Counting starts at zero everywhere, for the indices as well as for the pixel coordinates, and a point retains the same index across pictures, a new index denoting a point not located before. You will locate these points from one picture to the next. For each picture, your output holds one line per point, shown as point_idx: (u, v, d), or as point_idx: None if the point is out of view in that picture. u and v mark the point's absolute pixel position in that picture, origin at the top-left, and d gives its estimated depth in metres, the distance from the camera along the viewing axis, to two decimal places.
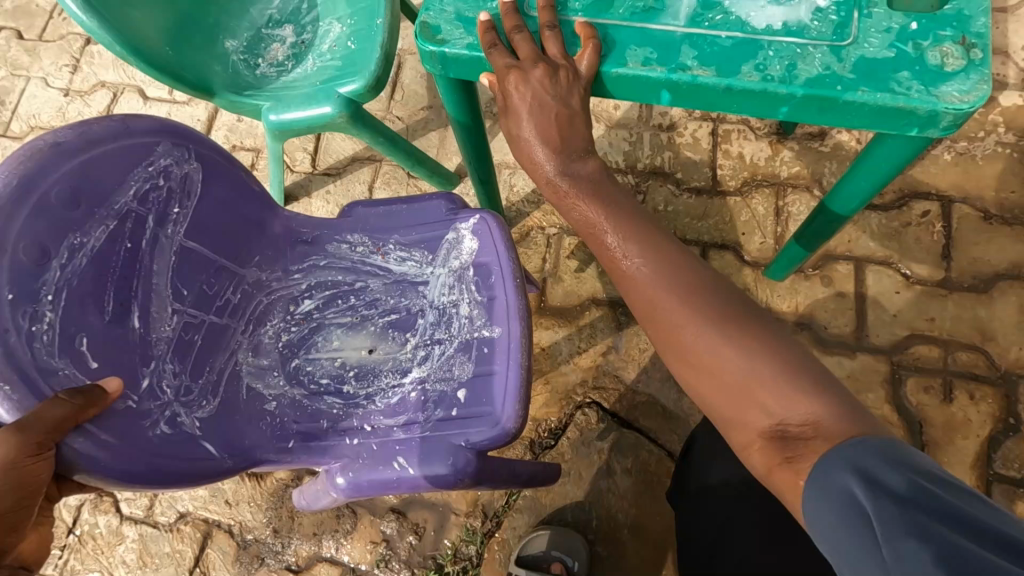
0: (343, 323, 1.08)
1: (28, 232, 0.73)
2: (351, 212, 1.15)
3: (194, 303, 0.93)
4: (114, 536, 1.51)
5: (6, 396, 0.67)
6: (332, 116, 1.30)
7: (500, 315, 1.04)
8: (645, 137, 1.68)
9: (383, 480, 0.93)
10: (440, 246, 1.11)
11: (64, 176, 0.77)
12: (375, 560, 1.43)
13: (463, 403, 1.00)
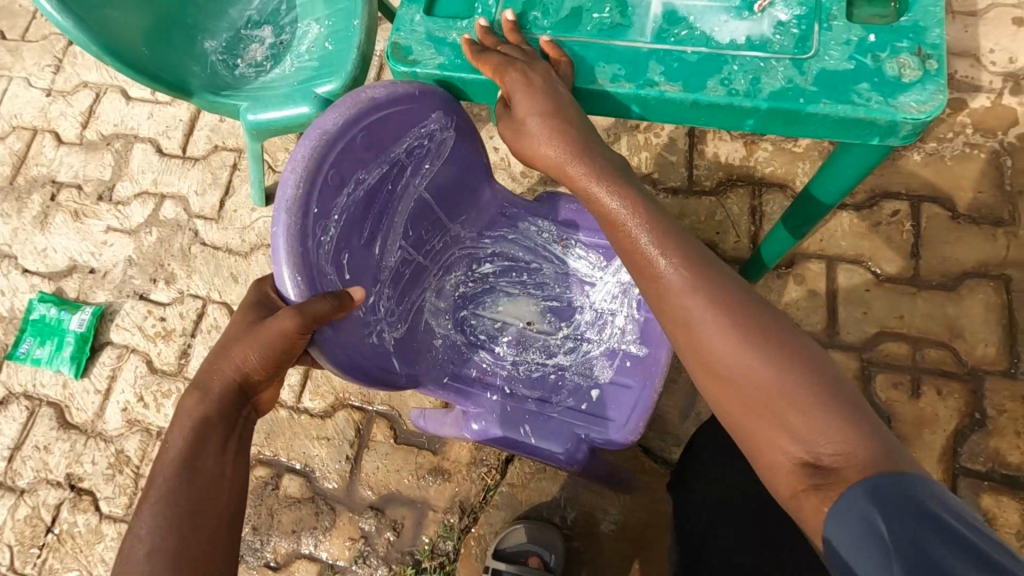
0: (513, 291, 1.17)
1: (327, 162, 0.82)
2: (547, 198, 1.19)
3: (413, 244, 1.05)
4: (94, 534, 1.54)
5: (296, 280, 0.80)
6: (309, 116, 1.31)
7: (652, 339, 1.10)
8: (622, 138, 1.70)
9: (507, 436, 1.08)
10: (616, 257, 1.15)
11: (366, 119, 0.86)
12: (352, 557, 1.44)
13: (594, 402, 1.09)
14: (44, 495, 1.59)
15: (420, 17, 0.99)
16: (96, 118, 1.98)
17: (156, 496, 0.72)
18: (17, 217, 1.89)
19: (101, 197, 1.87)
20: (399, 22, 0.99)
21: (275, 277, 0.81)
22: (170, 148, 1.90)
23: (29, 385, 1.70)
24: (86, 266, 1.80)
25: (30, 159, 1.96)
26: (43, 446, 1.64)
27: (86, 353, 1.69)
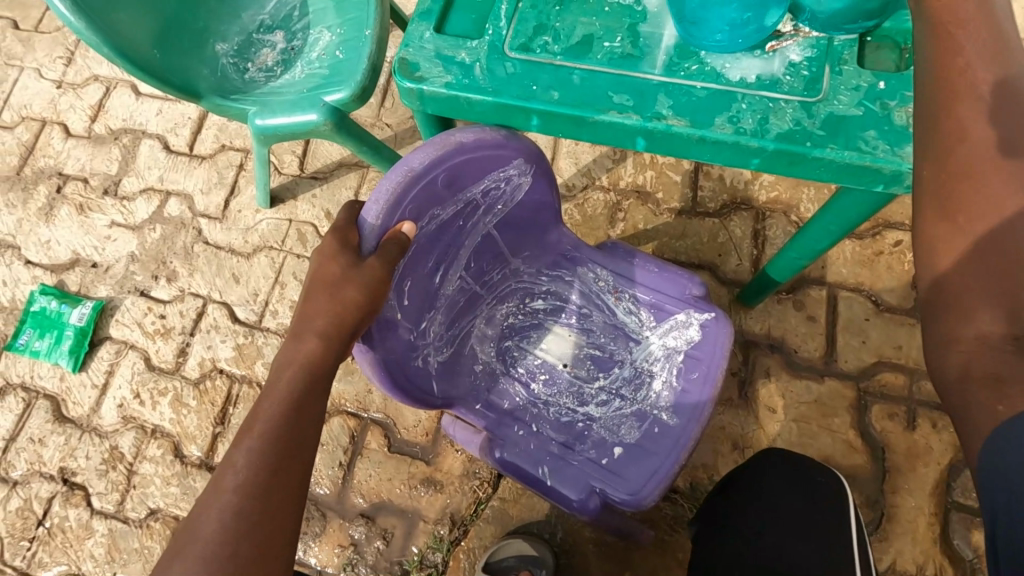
0: (559, 330, 1.29)
1: (410, 199, 0.93)
2: (612, 247, 1.27)
3: (471, 275, 1.22)
4: (84, 530, 1.55)
5: (380, 205, 0.90)
6: (316, 123, 1.33)
7: (684, 410, 1.15)
8: (628, 156, 1.70)
9: (528, 475, 1.14)
10: (667, 320, 1.22)
11: (447, 165, 0.95)
12: (341, 564, 1.44)
13: (615, 458, 1.15)
14: (37, 487, 1.60)
15: (430, 34, 1.00)
16: (105, 113, 1.98)
17: (259, 430, 0.81)
18: (22, 207, 1.89)
19: (106, 192, 1.88)
20: (408, 39, 1.00)
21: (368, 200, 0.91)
22: (177, 146, 1.91)
23: (26, 377, 1.71)
24: (88, 260, 1.80)
25: (38, 151, 1.96)
26: (38, 439, 1.64)
27: (84, 347, 1.69)
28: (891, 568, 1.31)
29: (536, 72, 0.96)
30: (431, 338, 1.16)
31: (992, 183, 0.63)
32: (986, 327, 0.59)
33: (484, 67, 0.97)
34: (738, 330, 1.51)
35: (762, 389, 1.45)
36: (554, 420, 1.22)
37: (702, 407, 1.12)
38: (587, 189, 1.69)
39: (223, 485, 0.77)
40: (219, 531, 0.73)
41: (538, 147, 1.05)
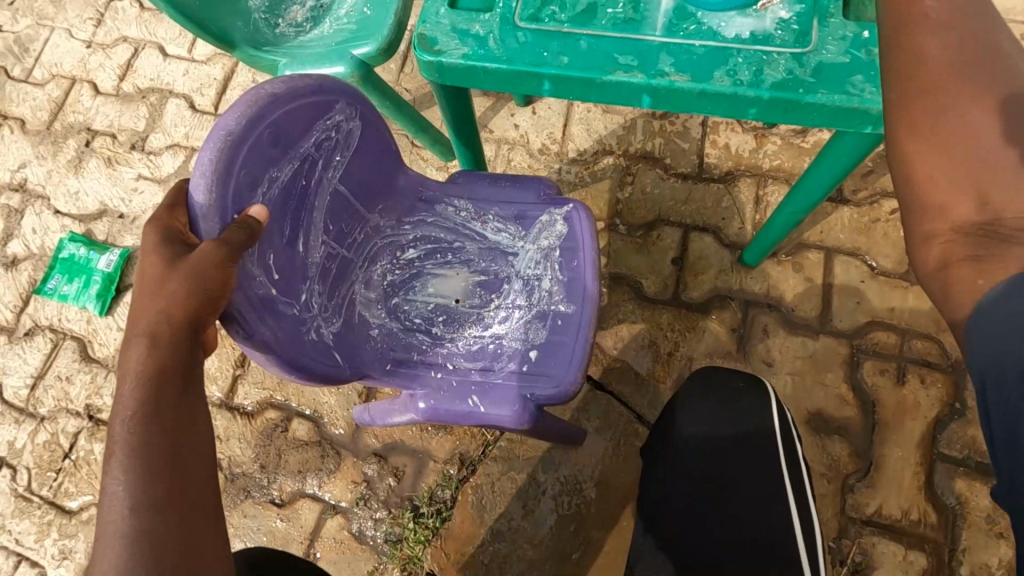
0: (437, 271, 1.34)
1: (243, 159, 0.92)
2: (457, 180, 1.39)
3: (334, 239, 1.18)
4: None
5: (204, 177, 0.87)
6: (343, 76, 1.40)
7: (577, 296, 1.28)
8: (638, 124, 1.77)
9: (458, 411, 1.18)
10: (532, 226, 1.35)
11: (266, 121, 0.96)
12: (354, 499, 1.52)
13: (535, 361, 1.24)
14: (64, 423, 1.67)
15: (445, 9, 0.99)
16: (133, 72, 2.05)
17: (124, 449, 0.75)
18: (52, 159, 1.97)
19: (134, 146, 1.95)
20: (425, 15, 0.99)
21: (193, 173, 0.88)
22: (202, 105, 1.98)
23: (54, 319, 1.78)
24: (116, 210, 1.87)
25: (68, 107, 2.03)
26: (65, 377, 1.72)
27: (111, 292, 1.77)
28: (877, 513, 1.37)
29: (547, 40, 0.95)
30: (319, 305, 1.12)
31: (946, 90, 0.72)
32: (961, 218, 0.68)
33: (497, 39, 0.96)
34: (738, 289, 1.58)
35: (759, 344, 1.53)
36: (466, 351, 1.27)
37: (588, 288, 1.27)
38: (598, 154, 1.76)
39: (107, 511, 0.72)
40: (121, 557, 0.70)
41: (346, 85, 1.11)
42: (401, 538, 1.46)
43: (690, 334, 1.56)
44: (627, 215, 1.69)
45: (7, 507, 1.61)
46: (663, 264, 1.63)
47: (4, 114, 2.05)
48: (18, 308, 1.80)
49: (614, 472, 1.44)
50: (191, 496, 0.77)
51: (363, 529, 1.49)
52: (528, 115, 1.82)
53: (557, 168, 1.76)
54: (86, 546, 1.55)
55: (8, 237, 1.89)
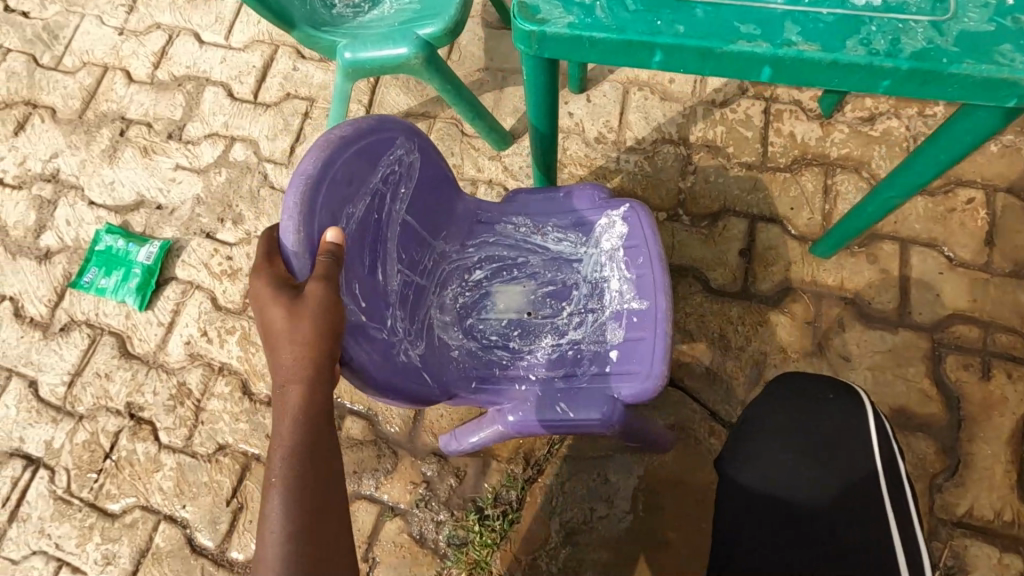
0: (505, 288, 1.25)
1: (323, 202, 0.87)
2: (513, 198, 1.31)
3: (409, 266, 1.11)
4: (152, 463, 1.55)
5: (295, 228, 0.83)
6: (407, 57, 1.34)
7: (648, 289, 1.19)
8: (698, 112, 1.72)
9: (550, 421, 1.10)
10: (593, 230, 1.26)
11: (340, 165, 0.91)
12: (414, 500, 1.45)
13: (616, 361, 1.16)
14: (104, 422, 1.60)
15: None
16: (168, 59, 1.98)
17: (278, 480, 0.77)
18: (85, 149, 1.90)
19: (171, 136, 1.88)
20: None
21: (280, 222, 0.84)
22: (241, 93, 1.91)
23: (91, 314, 1.71)
24: (153, 201, 1.80)
25: (100, 96, 1.96)
26: (104, 373, 1.65)
27: (151, 286, 1.70)
28: (967, 514, 1.31)
29: (660, 8, 0.87)
30: (402, 335, 1.03)
31: None
32: None
33: (605, 7, 0.88)
34: (811, 281, 1.52)
35: (836, 338, 1.47)
36: (545, 361, 1.19)
37: (660, 281, 1.18)
38: (658, 143, 1.70)
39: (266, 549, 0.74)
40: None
41: (404, 121, 1.05)
42: (466, 541, 1.40)
43: (762, 329, 1.50)
44: (690, 205, 1.63)
45: (45, 510, 1.54)
46: (730, 256, 1.57)
47: (33, 102, 1.98)
48: (52, 302, 1.73)
49: (689, 472, 1.38)
50: (337, 535, 0.77)
51: (425, 532, 1.43)
52: (583, 102, 1.76)
53: (615, 157, 1.70)
54: (131, 551, 1.48)
55: (40, 229, 1.82)
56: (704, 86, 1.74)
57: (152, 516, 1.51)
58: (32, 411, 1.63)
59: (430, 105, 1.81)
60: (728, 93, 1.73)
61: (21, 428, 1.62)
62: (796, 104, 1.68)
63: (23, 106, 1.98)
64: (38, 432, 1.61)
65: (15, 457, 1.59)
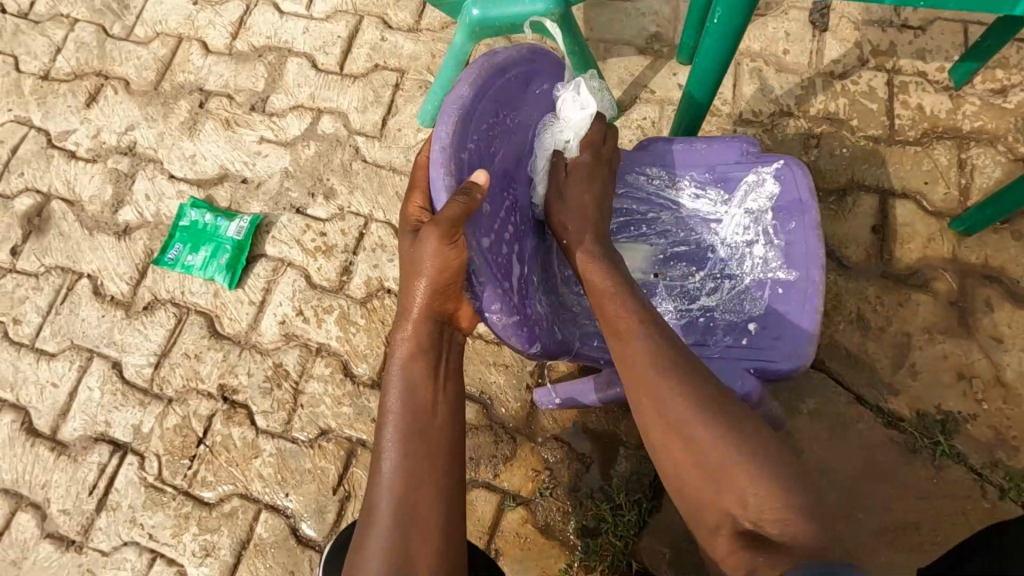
0: (631, 245, 1.12)
1: (473, 137, 0.81)
2: (651, 145, 1.14)
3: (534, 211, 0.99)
4: (249, 449, 1.46)
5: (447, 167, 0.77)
6: (543, 14, 1.25)
7: (800, 260, 1.04)
8: (816, 83, 1.64)
9: None
10: (738, 186, 1.09)
11: (491, 94, 0.85)
12: (536, 489, 1.36)
13: (755, 334, 1.03)
14: (195, 405, 1.51)
15: None
16: (247, 29, 1.89)
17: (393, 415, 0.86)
18: (163, 121, 1.80)
19: (254, 107, 1.79)
20: None
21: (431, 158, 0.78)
22: (327, 64, 1.82)
23: (177, 292, 1.61)
24: (238, 175, 1.72)
25: (177, 67, 1.87)
26: (193, 354, 1.55)
27: (241, 263, 1.61)
28: None
29: None
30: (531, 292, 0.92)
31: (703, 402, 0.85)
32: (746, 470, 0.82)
33: None
34: (952, 259, 1.44)
35: (984, 318, 1.38)
36: (672, 325, 1.07)
37: (815, 251, 1.04)
38: (776, 116, 1.62)
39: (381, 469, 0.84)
40: (391, 509, 0.80)
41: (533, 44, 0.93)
42: (598, 531, 1.31)
43: (903, 308, 1.41)
44: (816, 180, 1.55)
45: (136, 498, 1.44)
46: (862, 233, 1.49)
47: (105, 73, 1.88)
48: (134, 280, 1.63)
49: (838, 458, 1.31)
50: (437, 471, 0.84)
51: (551, 522, 1.34)
52: None
53: (731, 130, 1.62)
54: (232, 542, 1.39)
55: (117, 204, 1.72)
56: (821, 57, 1.66)
57: (252, 505, 1.41)
58: (117, 394, 1.53)
59: None
60: (847, 64, 1.65)
61: (106, 412, 1.52)
62: (921, 75, 1.61)
63: (93, 77, 1.88)
64: (125, 416, 1.51)
65: (101, 442, 1.50)
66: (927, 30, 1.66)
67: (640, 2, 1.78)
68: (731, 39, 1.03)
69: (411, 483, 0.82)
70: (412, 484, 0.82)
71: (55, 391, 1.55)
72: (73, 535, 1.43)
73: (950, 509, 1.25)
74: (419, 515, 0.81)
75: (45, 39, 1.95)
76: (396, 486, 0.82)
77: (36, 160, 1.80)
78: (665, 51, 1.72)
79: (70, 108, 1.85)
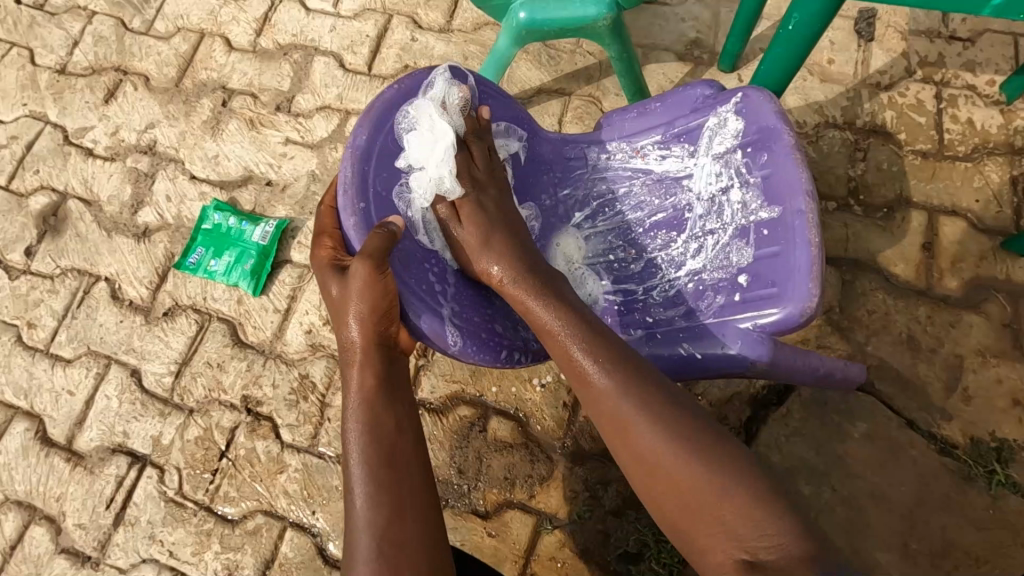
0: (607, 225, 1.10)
1: (374, 170, 0.91)
2: (607, 120, 1.13)
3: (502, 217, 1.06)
4: (275, 463, 1.40)
5: (357, 209, 0.88)
6: (596, 19, 1.21)
7: (779, 192, 0.96)
8: (863, 94, 1.59)
9: (673, 363, 0.95)
10: (701, 135, 1.05)
11: (390, 130, 0.94)
12: (575, 512, 1.31)
13: (747, 287, 0.96)
14: (218, 416, 1.45)
15: None
16: (272, 26, 1.84)
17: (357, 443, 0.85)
18: (185, 120, 1.75)
19: (279, 107, 1.73)
20: None
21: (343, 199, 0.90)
22: (355, 64, 1.76)
23: (198, 298, 1.56)
24: (263, 177, 1.66)
25: (199, 63, 1.81)
26: (216, 363, 1.49)
27: (266, 269, 1.55)
28: None
29: None
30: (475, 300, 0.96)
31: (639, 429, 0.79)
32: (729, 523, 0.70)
33: None
34: (1005, 279, 1.40)
35: None
36: (661, 298, 1.02)
37: (796, 176, 0.94)
38: (821, 127, 1.57)
39: (353, 506, 0.80)
40: (371, 541, 0.76)
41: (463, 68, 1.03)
42: (639, 557, 1.26)
43: (955, 329, 1.36)
44: (863, 194, 1.50)
45: (155, 513, 1.39)
46: (911, 250, 1.44)
47: (125, 69, 1.82)
48: (154, 285, 1.58)
49: (891, 486, 1.26)
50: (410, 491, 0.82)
51: (589, 546, 1.29)
52: (735, 82, 1.63)
53: None
54: (256, 562, 1.34)
55: (137, 204, 1.66)
56: (867, 68, 1.61)
57: (277, 523, 1.36)
58: (136, 404, 1.48)
59: (564, 81, 1.68)
60: (894, 74, 1.60)
61: (124, 422, 1.46)
62: (970, 89, 1.56)
63: (112, 72, 1.82)
64: (144, 426, 1.46)
65: (118, 454, 1.44)
66: (976, 42, 1.61)
67: (679, 7, 1.73)
68: (802, 48, 0.99)
69: (391, 514, 0.79)
70: (390, 514, 0.79)
71: (71, 400, 1.50)
72: (89, 551, 1.38)
73: (1009, 542, 1.21)
74: (403, 547, 0.77)
75: (62, 32, 1.89)
76: (372, 511, 0.79)
77: (52, 158, 1.74)
78: (706, 57, 1.67)
79: (87, 104, 1.79)
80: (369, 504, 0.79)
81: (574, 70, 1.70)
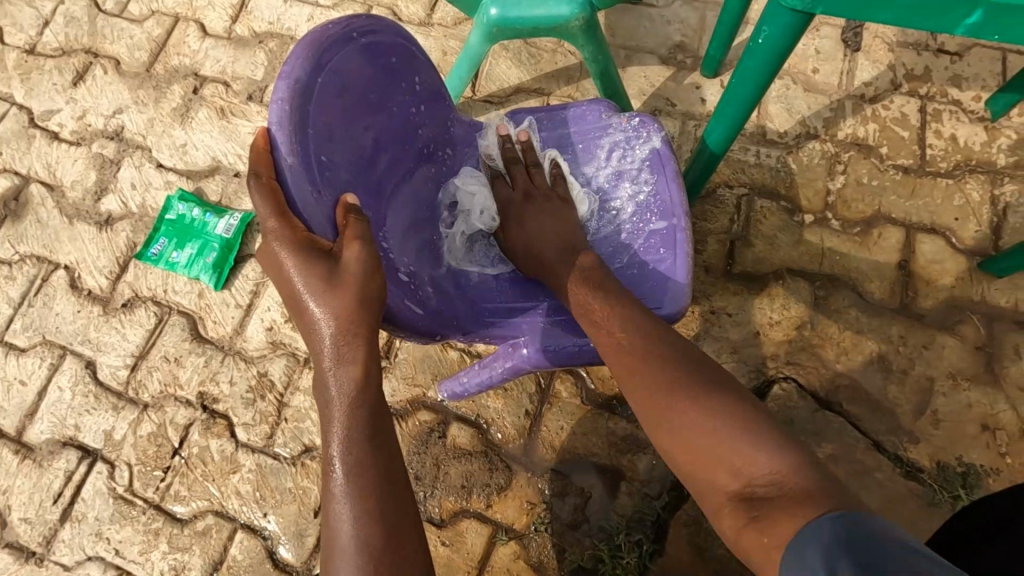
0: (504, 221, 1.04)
1: (315, 114, 0.71)
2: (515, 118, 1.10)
3: (413, 197, 0.92)
4: (228, 463, 1.37)
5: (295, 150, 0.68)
6: (568, 19, 1.18)
7: (665, 210, 1.01)
8: (846, 105, 1.55)
9: (568, 353, 0.93)
10: (600, 148, 1.07)
11: (333, 69, 0.74)
12: (532, 523, 1.28)
13: (630, 288, 0.98)
14: (172, 413, 1.41)
15: None
16: (249, 13, 1.79)
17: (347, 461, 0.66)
18: (154, 106, 1.70)
19: (251, 97, 1.69)
20: None
21: (273, 138, 0.68)
22: None
23: (159, 290, 1.52)
24: (231, 168, 1.62)
25: (171, 48, 1.76)
26: (173, 358, 1.46)
27: (229, 263, 1.51)
28: None
29: None
30: (406, 262, 0.85)
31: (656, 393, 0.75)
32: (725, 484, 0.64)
33: None
34: (980, 300, 1.37)
35: (1011, 367, 1.31)
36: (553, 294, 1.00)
37: (677, 200, 1.01)
38: (802, 139, 1.53)
39: (337, 538, 0.63)
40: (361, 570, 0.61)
41: (405, 32, 0.87)
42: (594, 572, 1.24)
43: (927, 351, 1.33)
44: (841, 209, 1.47)
45: (103, 510, 1.35)
46: (887, 268, 1.41)
47: (95, 51, 1.78)
48: (114, 275, 1.54)
49: None
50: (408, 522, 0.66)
51: (544, 559, 1.26)
52: (717, 88, 1.60)
53: (754, 150, 1.53)
54: (204, 563, 1.31)
55: (100, 191, 1.62)
56: (852, 79, 1.58)
57: (227, 524, 1.33)
58: (89, 397, 1.44)
59: (544, 81, 1.64)
60: (879, 86, 1.57)
61: (76, 415, 1.43)
62: (956, 104, 1.53)
63: (82, 54, 1.77)
64: (96, 420, 1.42)
65: (69, 448, 1.40)
66: (965, 56, 1.57)
67: (665, 10, 1.69)
68: (773, 64, 0.94)
69: (381, 541, 0.63)
70: (391, 544, 0.63)
71: (23, 390, 1.46)
72: (34, 547, 1.34)
73: None
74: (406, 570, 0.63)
75: (33, 11, 1.84)
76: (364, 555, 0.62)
77: (16, 140, 1.69)
78: (689, 61, 1.64)
79: (55, 86, 1.74)
80: (360, 538, 0.63)
81: (554, 70, 1.66)
